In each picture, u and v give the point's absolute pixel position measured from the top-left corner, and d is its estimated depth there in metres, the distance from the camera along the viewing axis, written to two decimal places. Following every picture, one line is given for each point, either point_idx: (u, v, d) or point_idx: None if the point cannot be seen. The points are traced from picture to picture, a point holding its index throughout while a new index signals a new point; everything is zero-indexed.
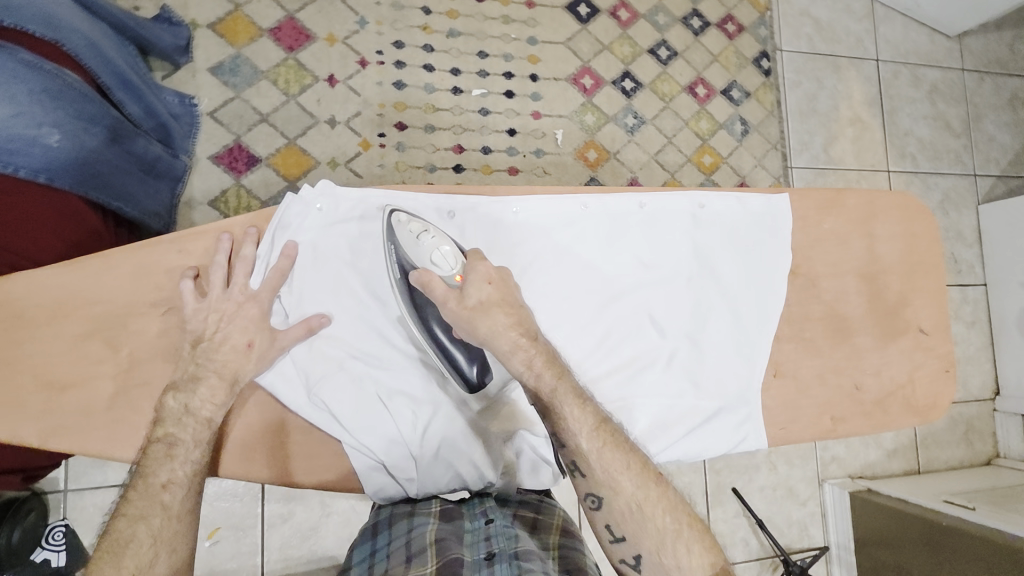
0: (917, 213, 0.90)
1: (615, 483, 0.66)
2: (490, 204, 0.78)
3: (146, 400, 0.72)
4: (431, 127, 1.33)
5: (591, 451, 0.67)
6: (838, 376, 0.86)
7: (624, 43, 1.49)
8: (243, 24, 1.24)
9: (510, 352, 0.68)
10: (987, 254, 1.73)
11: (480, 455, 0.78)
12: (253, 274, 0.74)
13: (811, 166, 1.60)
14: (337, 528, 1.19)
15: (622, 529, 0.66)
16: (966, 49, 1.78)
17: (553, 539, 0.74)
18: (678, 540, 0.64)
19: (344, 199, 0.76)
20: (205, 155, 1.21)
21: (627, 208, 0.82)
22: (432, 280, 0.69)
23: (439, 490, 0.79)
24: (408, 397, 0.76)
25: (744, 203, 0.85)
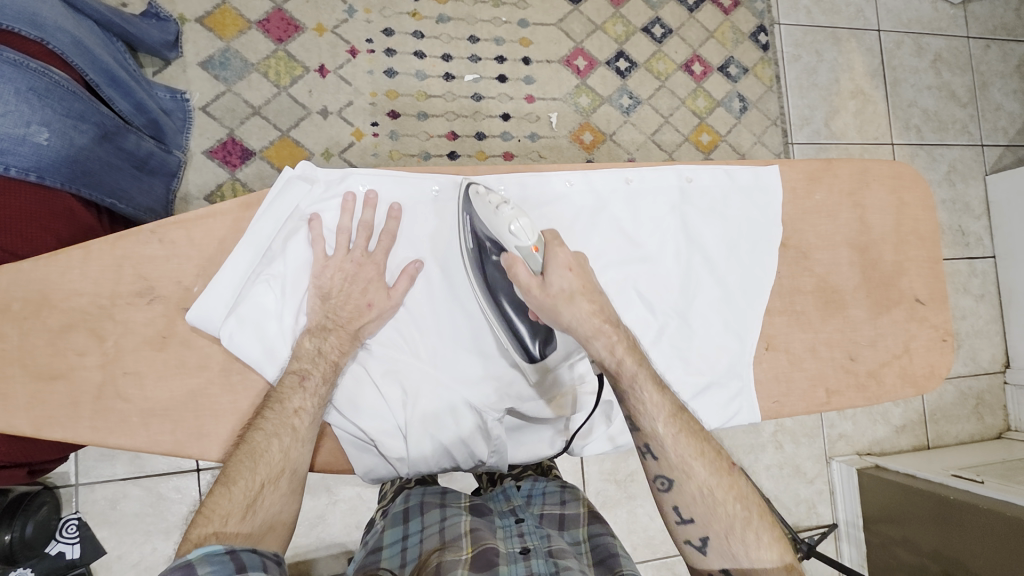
0: (911, 181, 0.89)
1: (687, 467, 0.69)
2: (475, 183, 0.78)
3: (134, 388, 0.72)
4: (423, 115, 1.32)
5: (663, 435, 0.70)
6: (831, 348, 0.85)
7: (617, 22, 1.46)
8: (231, 17, 1.23)
9: (592, 336, 0.71)
10: (995, 226, 1.69)
11: (470, 434, 0.78)
12: (242, 249, 0.73)
13: (813, 141, 1.58)
14: (343, 516, 1.21)
15: (691, 512, 0.69)
16: (971, 16, 1.73)
17: (582, 534, 0.80)
18: (747, 527, 0.67)
19: (329, 178, 0.75)
20: (199, 150, 1.21)
21: (613, 184, 0.81)
22: (516, 262, 0.71)
23: (430, 470, 0.79)
24: (401, 378, 0.77)
25: (731, 176, 0.84)
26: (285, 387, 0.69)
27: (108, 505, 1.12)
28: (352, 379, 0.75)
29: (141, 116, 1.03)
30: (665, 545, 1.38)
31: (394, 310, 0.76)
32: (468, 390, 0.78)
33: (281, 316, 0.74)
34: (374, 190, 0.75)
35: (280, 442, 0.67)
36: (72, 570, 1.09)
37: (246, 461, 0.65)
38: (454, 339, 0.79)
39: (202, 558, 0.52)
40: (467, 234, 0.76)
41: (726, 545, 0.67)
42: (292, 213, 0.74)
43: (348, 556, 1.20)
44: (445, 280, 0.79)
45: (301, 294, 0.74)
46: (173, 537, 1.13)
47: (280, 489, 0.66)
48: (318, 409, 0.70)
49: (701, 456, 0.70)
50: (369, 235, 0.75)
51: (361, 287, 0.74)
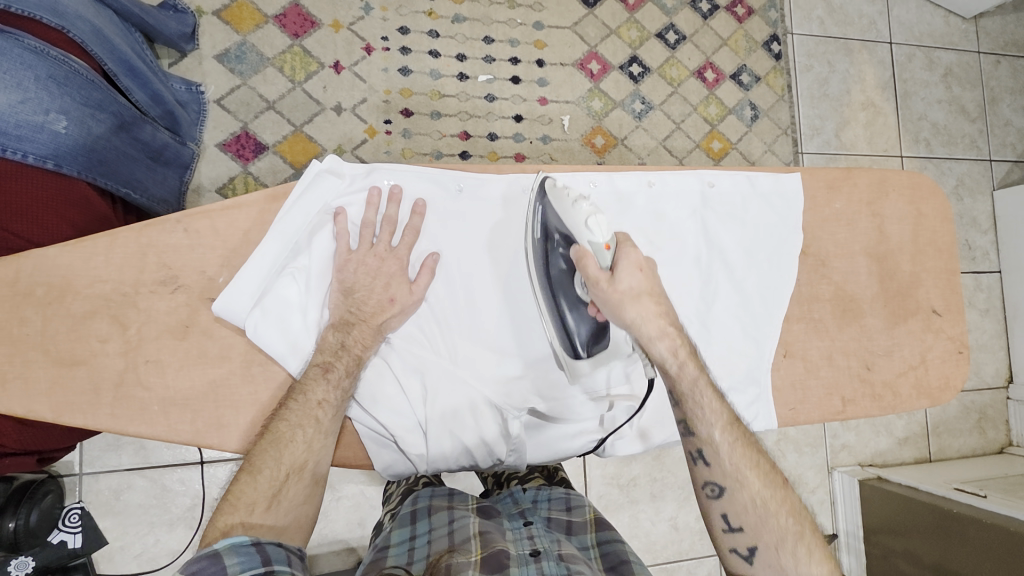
0: (929, 193, 0.89)
1: (741, 476, 0.70)
2: (498, 181, 0.79)
3: (155, 376, 0.72)
4: (436, 114, 1.32)
5: (719, 442, 0.71)
6: (847, 357, 0.85)
7: (631, 27, 1.47)
8: (248, 11, 1.24)
9: (657, 337, 0.73)
10: (1002, 241, 1.70)
11: (489, 432, 0.78)
12: (269, 241, 0.73)
13: (822, 151, 1.59)
14: (348, 512, 1.21)
15: (741, 521, 0.69)
16: (982, 31, 1.74)
17: (592, 536, 0.79)
18: (798, 541, 0.67)
19: (353, 172, 0.76)
20: (213, 143, 1.21)
21: (636, 186, 0.81)
22: (586, 256, 0.73)
23: (449, 468, 0.79)
24: (423, 375, 0.76)
25: (753, 182, 0.84)
26: (309, 378, 0.69)
27: (113, 495, 1.11)
28: (375, 374, 0.75)
29: (157, 107, 1.03)
30: (666, 551, 1.38)
31: (416, 305, 0.76)
32: (490, 389, 0.78)
33: (306, 311, 0.74)
34: (399, 186, 0.76)
35: (303, 433, 0.67)
36: (73, 560, 1.06)
37: (271, 449, 0.65)
38: (478, 334, 0.79)
39: (230, 548, 0.53)
40: (537, 226, 0.77)
41: (775, 556, 0.67)
42: (319, 207, 0.75)
43: (351, 553, 1.20)
44: (465, 274, 0.79)
45: (324, 287, 0.74)
46: (178, 528, 1.13)
47: (304, 480, 0.65)
48: (342, 402, 0.70)
49: (756, 467, 0.70)
50: (393, 230, 0.75)
51: (384, 282, 0.74)
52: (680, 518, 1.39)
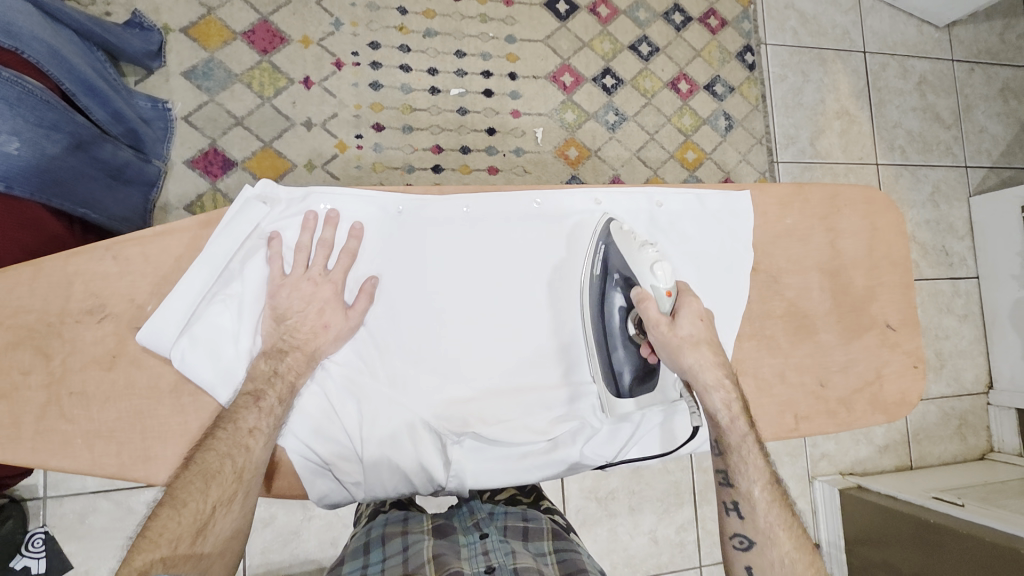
0: (883, 207, 0.89)
1: (773, 534, 0.71)
2: (440, 203, 0.76)
3: (80, 409, 0.71)
4: (407, 128, 1.32)
5: (757, 498, 0.72)
6: (800, 374, 0.84)
7: (604, 40, 1.47)
8: (215, 28, 1.23)
9: (713, 386, 0.73)
10: (979, 247, 1.71)
11: (426, 454, 0.76)
12: (197, 269, 0.72)
13: (798, 160, 1.59)
14: (319, 532, 1.19)
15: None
16: (955, 39, 1.76)
17: (547, 545, 0.80)
18: None
19: (284, 198, 0.74)
20: (180, 159, 1.20)
21: (582, 205, 0.80)
22: (648, 300, 0.73)
23: (386, 494, 0.77)
24: (359, 398, 0.75)
25: (702, 202, 0.83)
26: (239, 406, 0.68)
27: (77, 518, 1.09)
28: (312, 399, 0.74)
29: (119, 125, 1.02)
30: (646, 564, 1.37)
31: (353, 330, 0.74)
32: (427, 410, 0.77)
33: (238, 338, 0.73)
34: (337, 210, 0.74)
35: (234, 463, 0.65)
36: None
37: (196, 481, 0.62)
38: (422, 359, 0.77)
39: None
40: (597, 263, 0.78)
41: None
42: (252, 233, 0.73)
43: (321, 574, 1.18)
44: (405, 297, 0.77)
45: (257, 312, 0.73)
46: None
47: (233, 513, 0.64)
48: (274, 428, 0.69)
49: (788, 527, 0.71)
50: (328, 253, 0.74)
51: (317, 309, 0.72)
52: (659, 531, 1.38)
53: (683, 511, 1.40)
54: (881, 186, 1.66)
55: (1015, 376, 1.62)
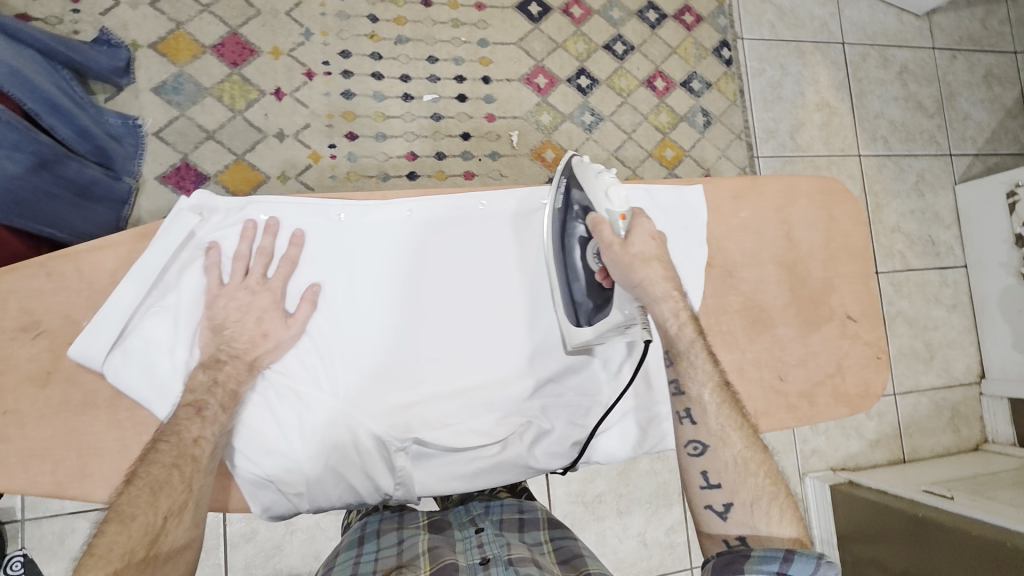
0: (840, 197, 0.89)
1: (726, 435, 0.72)
2: (382, 208, 0.76)
3: (13, 427, 0.70)
4: (381, 135, 1.32)
5: (707, 401, 0.73)
6: (759, 369, 0.84)
7: (578, 40, 1.47)
8: (184, 42, 1.23)
9: (662, 298, 0.74)
10: (965, 235, 1.69)
11: (373, 463, 0.75)
12: (129, 282, 0.71)
13: (778, 155, 1.58)
14: (302, 545, 1.18)
15: (720, 478, 0.70)
16: (936, 27, 1.74)
17: (543, 534, 0.80)
18: (773, 502, 0.69)
19: (220, 209, 0.74)
20: (152, 176, 1.20)
21: (527, 204, 0.81)
22: (602, 224, 0.75)
23: (332, 504, 0.76)
24: (300, 409, 0.73)
25: (652, 195, 0.83)
26: (180, 418, 0.66)
27: (57, 539, 1.09)
28: (254, 412, 0.72)
29: (86, 142, 1.02)
30: (635, 567, 1.36)
31: (294, 340, 0.74)
32: (372, 419, 0.75)
33: (173, 350, 0.72)
34: (276, 218, 0.75)
35: (181, 473, 0.64)
36: None
37: (144, 494, 0.61)
38: (365, 364, 0.76)
39: None
40: (559, 197, 0.80)
41: (750, 514, 0.69)
42: (188, 243, 0.73)
43: None
44: (347, 303, 0.76)
45: (193, 323, 0.73)
46: None
47: (184, 523, 0.63)
48: (220, 436, 0.68)
49: (740, 429, 0.72)
50: (268, 262, 0.74)
51: (256, 317, 0.72)
52: (648, 533, 1.37)
53: (671, 512, 1.39)
54: (864, 177, 1.65)
55: (1007, 365, 1.60)
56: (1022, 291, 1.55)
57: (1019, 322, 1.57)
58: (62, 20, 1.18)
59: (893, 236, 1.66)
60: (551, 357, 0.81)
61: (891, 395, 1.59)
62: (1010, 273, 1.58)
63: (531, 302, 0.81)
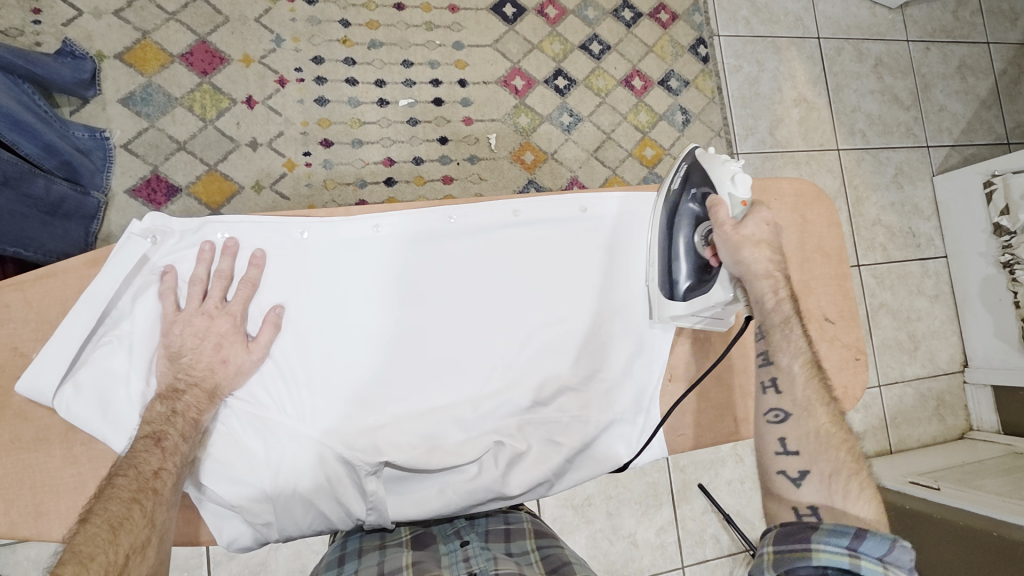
0: (812, 198, 0.89)
1: (810, 407, 0.66)
2: (346, 224, 0.75)
3: None
4: (358, 142, 1.30)
5: (797, 372, 0.68)
6: (736, 375, 0.84)
7: (553, 40, 1.46)
8: (152, 52, 1.21)
9: (762, 275, 0.70)
10: (945, 226, 1.71)
11: (343, 488, 0.71)
12: (78, 312, 0.69)
13: (758, 151, 1.58)
14: (288, 561, 1.16)
15: (799, 445, 0.65)
16: (909, 20, 1.76)
17: (530, 543, 0.77)
18: (854, 477, 0.62)
19: (172, 231, 0.72)
20: (122, 189, 1.17)
21: (498, 216, 0.79)
22: (721, 206, 0.74)
23: (302, 533, 0.72)
24: (266, 436, 0.71)
25: (626, 204, 0.83)
26: (138, 451, 0.63)
27: (34, 565, 1.06)
28: (221, 442, 0.70)
29: (52, 158, 0.99)
30: (627, 569, 1.35)
31: (257, 364, 0.72)
32: (340, 442, 0.72)
33: (130, 380, 0.70)
34: (234, 238, 0.73)
35: (142, 507, 0.59)
36: None
37: (103, 531, 0.55)
38: (334, 387, 0.74)
39: None
40: (676, 179, 0.80)
41: (828, 485, 0.62)
42: (142, 268, 0.71)
43: None
44: (314, 325, 0.74)
45: (149, 352, 0.70)
46: None
47: (147, 560, 0.57)
48: (182, 467, 0.65)
49: (826, 404, 0.67)
50: (227, 285, 0.72)
51: (213, 343, 0.70)
52: (639, 534, 1.36)
53: (662, 512, 1.39)
54: (844, 171, 1.66)
55: (988, 354, 1.62)
56: (1001, 281, 1.56)
57: (1000, 311, 1.58)
58: (23, 32, 1.15)
59: (874, 229, 1.66)
60: (524, 373, 0.79)
61: (876, 388, 1.60)
62: (990, 262, 1.59)
63: (503, 316, 0.80)
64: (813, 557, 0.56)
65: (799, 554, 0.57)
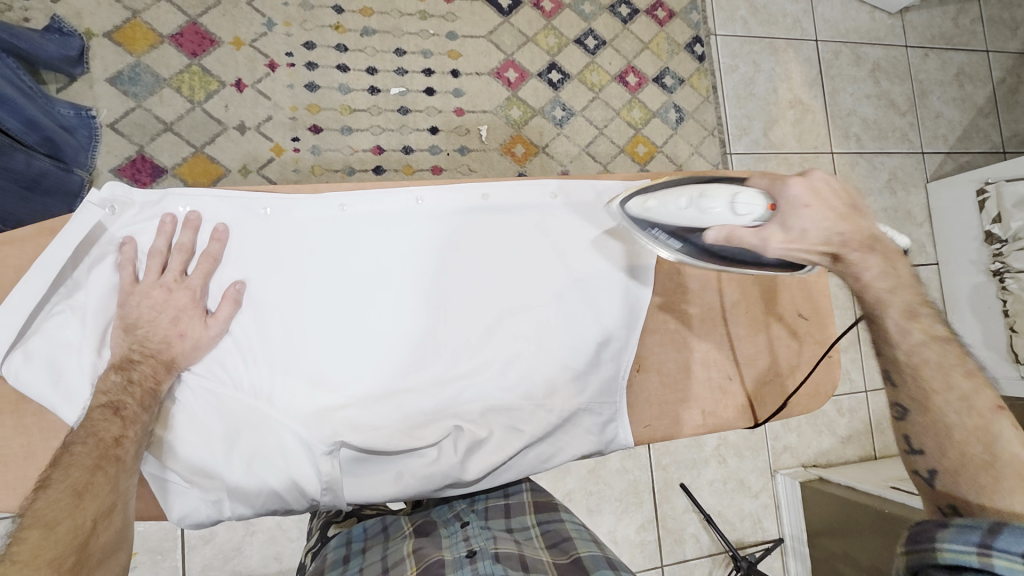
0: None
1: (927, 399, 0.67)
2: (311, 201, 0.74)
3: None
4: (347, 129, 1.29)
5: (904, 365, 0.67)
6: (706, 368, 0.86)
7: (548, 34, 1.45)
8: (141, 31, 1.20)
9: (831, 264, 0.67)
10: (937, 233, 1.70)
11: (297, 469, 0.70)
12: (30, 281, 0.68)
13: (751, 151, 1.58)
14: (262, 547, 1.16)
15: (921, 443, 0.68)
16: (908, 25, 1.75)
17: (531, 518, 0.80)
18: (986, 472, 0.63)
19: (130, 203, 0.71)
20: (106, 168, 1.17)
21: (468, 199, 0.78)
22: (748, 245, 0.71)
23: (256, 512, 0.72)
24: (223, 413, 0.71)
25: (601, 191, 0.82)
26: (95, 420, 0.63)
27: None
28: (179, 416, 0.71)
29: (34, 133, 0.97)
30: None
31: (215, 340, 0.71)
32: (297, 422, 0.72)
33: (81, 351, 0.69)
34: (196, 212, 0.72)
35: (106, 474, 0.60)
36: None
37: (66, 498, 0.55)
38: (294, 366, 0.74)
39: None
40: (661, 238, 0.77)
41: (955, 481, 0.65)
42: (100, 238, 0.71)
43: None
44: (277, 302, 0.74)
45: (102, 323, 0.70)
46: None
47: (112, 524, 0.58)
48: (142, 435, 0.65)
49: (950, 387, 0.66)
50: (187, 259, 0.71)
51: (171, 317, 0.69)
52: (618, 532, 1.36)
53: (642, 510, 1.38)
54: (837, 175, 1.65)
55: (977, 362, 1.61)
56: (991, 289, 1.56)
57: (988, 319, 1.57)
58: (12, 7, 1.14)
59: None
60: (487, 359, 0.78)
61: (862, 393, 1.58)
62: (980, 270, 1.58)
63: (469, 301, 0.79)
64: (937, 556, 0.54)
65: (924, 555, 0.55)
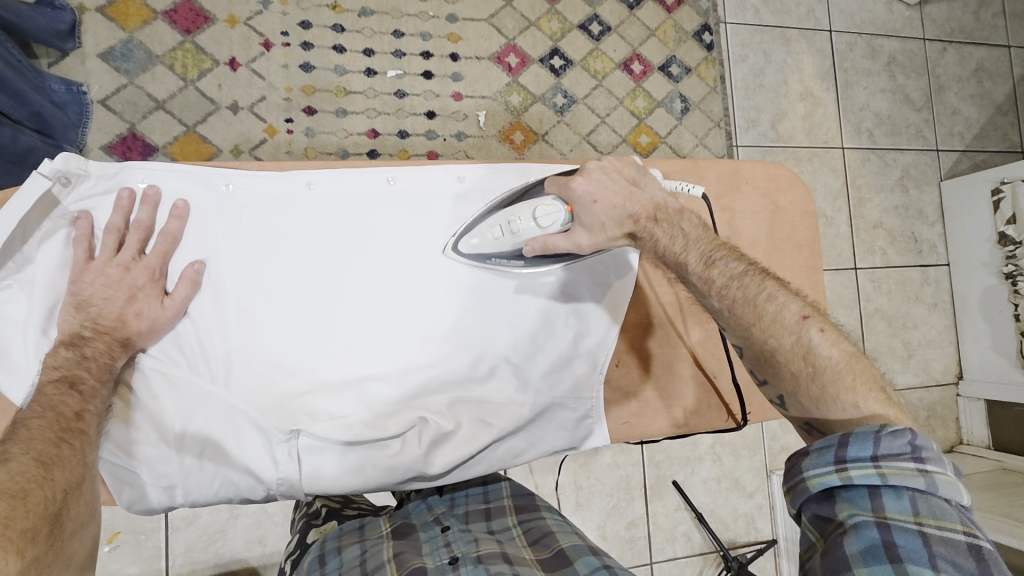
0: (787, 184, 0.89)
1: (747, 329, 0.65)
2: (277, 179, 0.73)
3: None
4: (342, 111, 1.27)
5: (719, 307, 0.66)
6: (690, 363, 0.85)
7: (552, 18, 1.41)
8: (135, 7, 1.18)
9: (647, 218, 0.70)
10: (948, 233, 1.65)
11: (253, 455, 0.68)
12: None
13: (758, 144, 1.53)
14: (246, 531, 1.15)
15: (764, 374, 0.66)
16: (927, 18, 1.69)
17: (512, 519, 0.79)
18: (820, 385, 0.61)
19: (86, 176, 0.69)
20: (97, 145, 1.15)
21: (441, 182, 0.77)
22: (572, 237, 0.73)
23: (209, 499, 0.71)
24: (177, 395, 0.69)
25: None
26: (50, 394, 0.60)
27: None
28: (134, 398, 0.69)
29: (21, 108, 0.96)
30: None
31: (172, 320, 0.69)
32: (254, 406, 0.70)
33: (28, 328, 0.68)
34: (155, 187, 0.71)
35: (71, 446, 0.58)
36: None
37: (36, 469, 0.53)
38: (254, 348, 0.72)
39: None
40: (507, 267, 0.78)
41: (804, 405, 0.63)
42: (53, 212, 0.69)
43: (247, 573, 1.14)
44: (237, 282, 0.72)
45: (51, 299, 0.68)
46: None
47: (82, 498, 0.57)
48: (100, 412, 0.63)
49: (758, 316, 0.64)
50: (145, 237, 0.70)
51: (126, 295, 0.67)
52: (608, 527, 1.34)
53: (633, 507, 1.36)
54: (847, 170, 1.60)
55: (985, 367, 1.57)
56: (1003, 292, 1.51)
57: (999, 324, 1.53)
58: None
59: (874, 232, 1.61)
60: (457, 349, 0.76)
61: None
62: (992, 273, 1.54)
63: (439, 287, 0.77)
64: (808, 485, 0.56)
65: (798, 487, 0.57)
